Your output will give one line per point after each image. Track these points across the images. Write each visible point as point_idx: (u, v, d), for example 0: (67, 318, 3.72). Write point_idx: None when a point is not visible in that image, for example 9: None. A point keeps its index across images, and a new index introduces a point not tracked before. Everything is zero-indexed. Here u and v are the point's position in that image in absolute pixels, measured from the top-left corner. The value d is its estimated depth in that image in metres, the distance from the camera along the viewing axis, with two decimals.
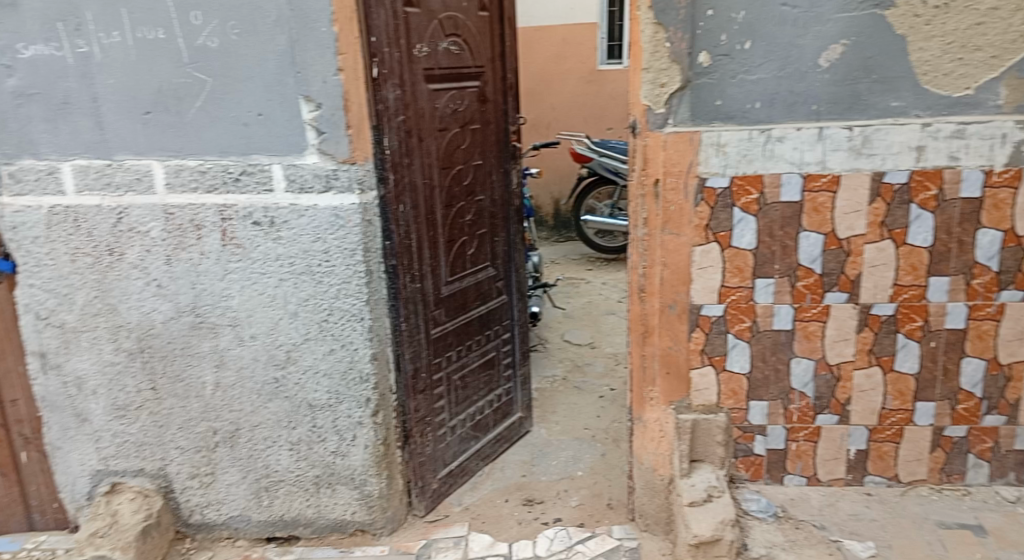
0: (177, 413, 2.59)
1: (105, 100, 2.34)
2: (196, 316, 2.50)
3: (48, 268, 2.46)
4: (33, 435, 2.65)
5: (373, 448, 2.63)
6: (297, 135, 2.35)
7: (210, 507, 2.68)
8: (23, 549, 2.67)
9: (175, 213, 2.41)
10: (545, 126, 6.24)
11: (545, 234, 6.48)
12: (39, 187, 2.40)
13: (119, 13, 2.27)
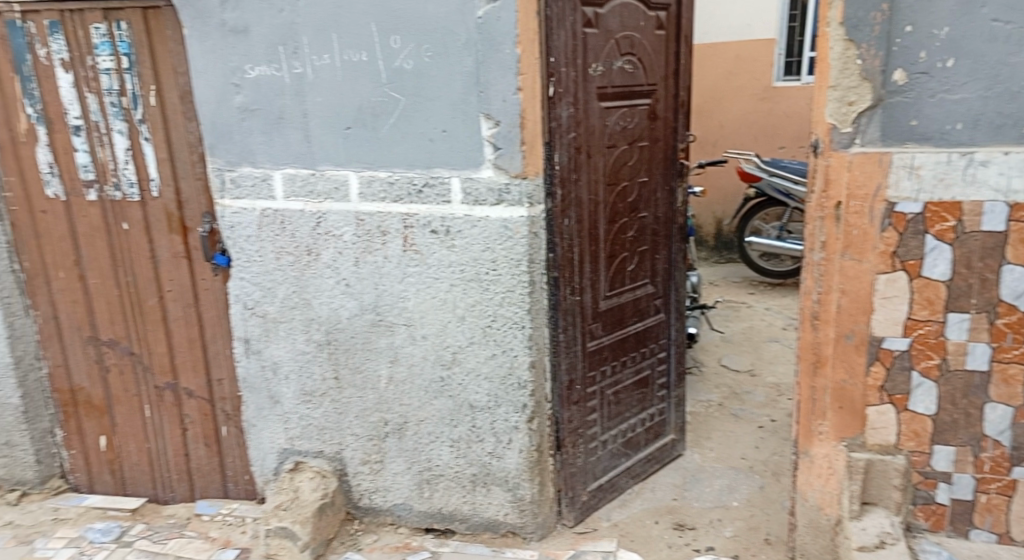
0: (354, 402, 2.78)
1: (313, 116, 2.58)
2: (376, 314, 2.68)
3: (256, 264, 2.73)
4: (233, 412, 2.95)
5: (528, 453, 2.69)
6: (476, 150, 2.47)
7: (378, 493, 2.86)
8: (219, 514, 2.96)
9: (365, 219, 2.61)
10: (714, 144, 6.09)
11: (704, 254, 6.31)
12: (254, 192, 2.68)
13: (330, 38, 2.49)
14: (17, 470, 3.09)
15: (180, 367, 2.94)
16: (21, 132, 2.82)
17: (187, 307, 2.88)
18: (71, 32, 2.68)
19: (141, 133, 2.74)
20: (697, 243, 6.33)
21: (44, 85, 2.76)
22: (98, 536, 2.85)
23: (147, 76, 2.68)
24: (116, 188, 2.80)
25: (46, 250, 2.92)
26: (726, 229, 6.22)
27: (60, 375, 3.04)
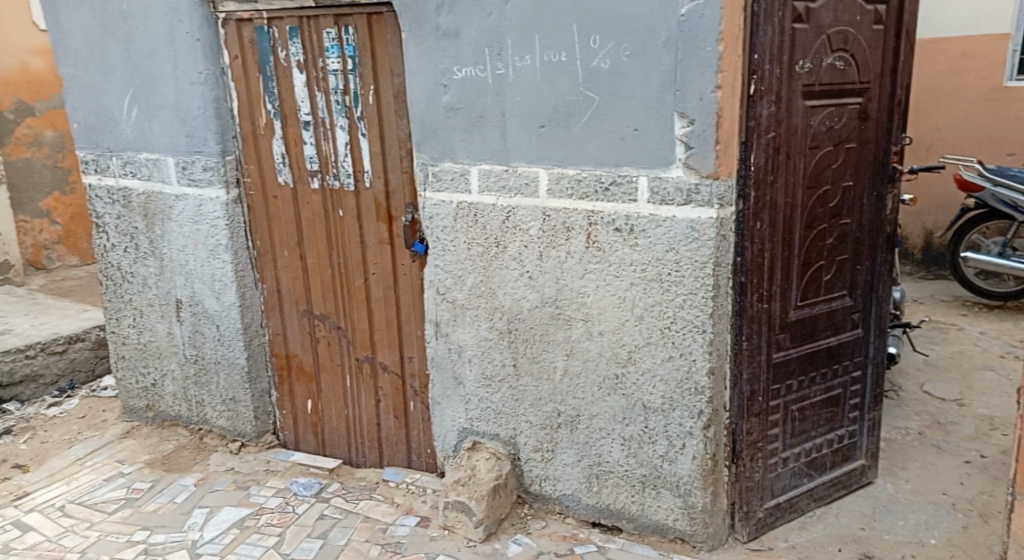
0: (531, 391, 2.88)
1: (511, 115, 2.69)
2: (556, 307, 2.75)
3: (450, 253, 2.90)
4: (420, 389, 3.15)
5: (701, 460, 2.65)
6: (668, 150, 2.46)
7: (548, 481, 2.94)
8: (403, 482, 3.18)
9: (552, 215, 2.68)
10: (928, 148, 5.57)
11: (909, 268, 5.81)
12: (453, 186, 2.84)
13: (533, 39, 2.58)
14: (238, 423, 3.49)
15: (377, 343, 3.19)
16: (261, 126, 3.18)
17: (387, 290, 3.11)
18: (306, 36, 2.99)
19: (358, 128, 3.00)
20: (902, 256, 5.83)
21: (281, 83, 3.09)
22: (301, 490, 3.16)
23: (368, 76, 2.93)
24: (334, 178, 3.09)
25: (273, 230, 3.28)
26: (936, 242, 5.66)
27: (278, 342, 3.41)
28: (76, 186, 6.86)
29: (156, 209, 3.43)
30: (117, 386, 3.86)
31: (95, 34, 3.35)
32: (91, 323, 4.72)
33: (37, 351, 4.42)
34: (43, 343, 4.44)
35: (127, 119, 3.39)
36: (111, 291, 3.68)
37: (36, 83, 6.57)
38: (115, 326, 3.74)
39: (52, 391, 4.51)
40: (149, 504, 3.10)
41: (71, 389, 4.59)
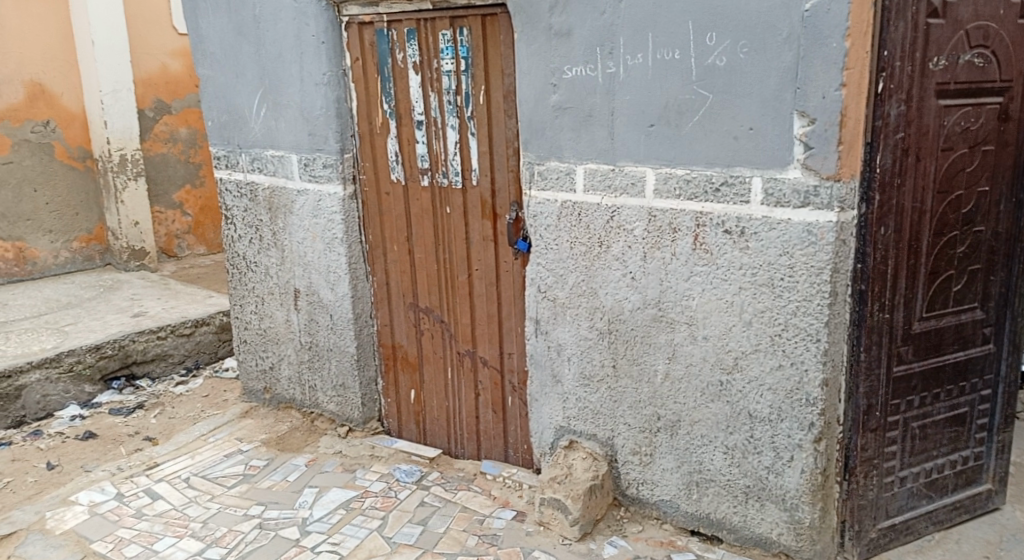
0: (630, 393, 2.85)
1: (621, 113, 2.67)
2: (659, 309, 2.72)
3: (552, 252, 2.91)
4: (519, 385, 3.19)
5: (810, 475, 2.54)
6: (785, 149, 2.37)
7: (646, 485, 2.91)
8: (500, 476, 3.22)
9: (658, 215, 2.65)
10: None
11: None
12: (559, 185, 2.86)
13: (646, 37, 2.56)
14: (347, 409, 3.64)
15: (479, 338, 3.25)
16: (377, 125, 3.31)
17: (490, 286, 3.16)
18: (423, 38, 3.08)
19: (469, 128, 3.06)
20: None
21: (398, 83, 3.20)
22: (403, 477, 3.27)
23: (480, 76, 2.98)
24: (444, 175, 3.17)
25: (385, 226, 3.40)
26: None
27: (385, 333, 3.53)
28: (205, 180, 7.43)
29: (278, 203, 3.62)
30: (239, 368, 4.11)
31: (230, 38, 3.58)
32: (215, 309, 5.18)
33: (167, 333, 4.89)
34: (173, 326, 4.90)
35: (256, 118, 3.60)
36: (237, 279, 3.93)
37: (173, 83, 7.06)
38: (239, 312, 3.98)
39: (179, 370, 4.94)
40: (264, 480, 3.29)
41: (197, 368, 5.02)
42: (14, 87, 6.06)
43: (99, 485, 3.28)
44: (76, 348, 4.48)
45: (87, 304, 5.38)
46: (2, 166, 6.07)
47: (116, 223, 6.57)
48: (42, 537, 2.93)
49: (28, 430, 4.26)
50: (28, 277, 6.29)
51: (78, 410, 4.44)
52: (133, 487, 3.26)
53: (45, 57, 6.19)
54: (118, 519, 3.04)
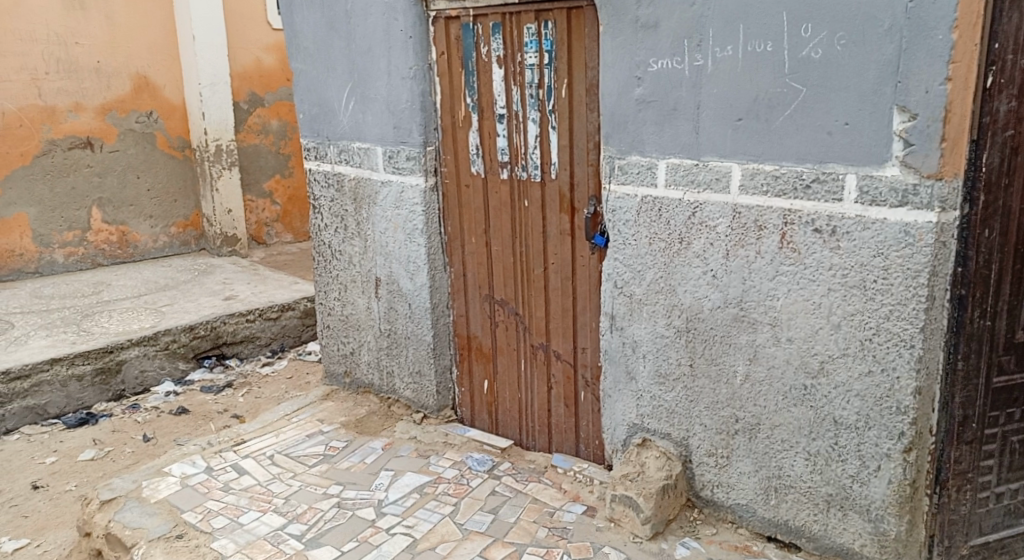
0: (707, 393, 2.81)
1: (706, 107, 2.62)
2: (740, 309, 2.66)
3: (630, 247, 2.89)
4: (592, 380, 3.18)
5: (898, 485, 2.45)
6: (882, 146, 2.28)
7: (721, 487, 2.86)
8: (571, 470, 3.23)
9: (743, 212, 2.59)
10: None
11: None
12: (639, 179, 2.83)
13: (737, 29, 2.50)
14: (422, 396, 3.72)
15: (553, 332, 3.26)
16: (460, 118, 3.35)
17: (566, 280, 3.17)
18: (507, 32, 3.10)
19: (550, 122, 3.07)
20: None
21: (481, 77, 3.24)
22: (475, 465, 3.32)
23: (563, 69, 2.98)
24: (523, 169, 3.19)
25: (464, 218, 3.45)
26: None
27: (461, 323, 3.58)
28: (294, 171, 7.71)
29: (363, 193, 3.72)
30: (321, 352, 4.25)
31: (322, 32, 3.70)
32: (301, 295, 5.38)
33: (256, 316, 5.10)
34: (261, 309, 5.11)
35: (344, 110, 3.71)
36: (322, 266, 4.06)
37: (266, 77, 7.33)
38: (323, 298, 4.12)
39: (265, 352, 5.16)
40: (343, 461, 3.40)
41: (282, 351, 5.23)
42: (122, 80, 6.42)
43: (190, 458, 3.45)
44: (172, 328, 4.72)
45: (183, 287, 5.66)
46: (109, 154, 6.44)
47: (210, 210, 6.90)
48: (138, 504, 3.11)
49: (127, 403, 4.52)
50: (129, 259, 6.67)
51: (172, 386, 4.69)
52: (222, 461, 3.42)
53: (150, 51, 6.54)
54: (207, 491, 3.19)
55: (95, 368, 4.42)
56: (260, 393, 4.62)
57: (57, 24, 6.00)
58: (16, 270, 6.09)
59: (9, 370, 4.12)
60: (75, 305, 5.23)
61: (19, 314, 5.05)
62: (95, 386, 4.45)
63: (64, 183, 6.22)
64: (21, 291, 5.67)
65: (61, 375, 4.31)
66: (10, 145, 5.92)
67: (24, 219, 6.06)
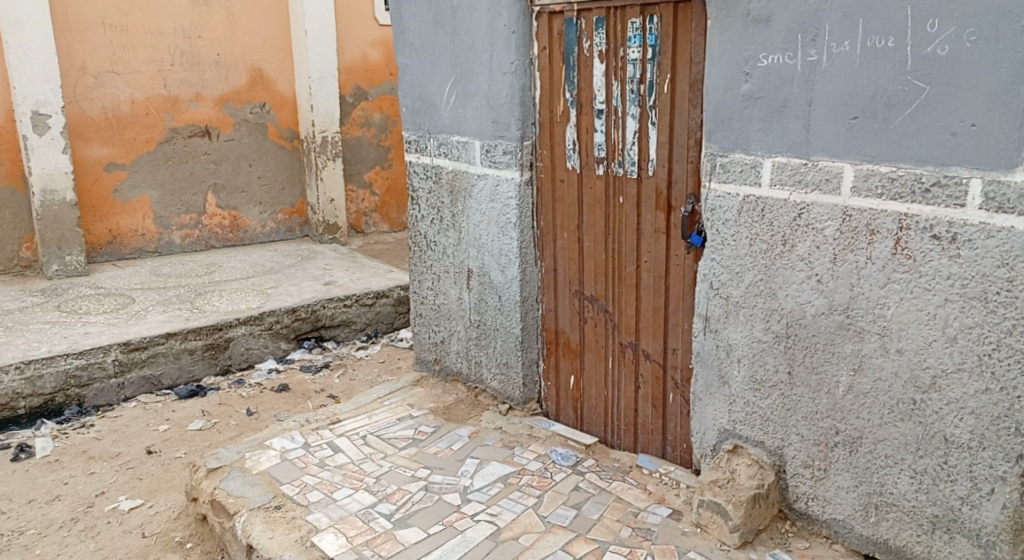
0: (806, 403, 2.70)
1: (819, 104, 2.51)
2: (846, 316, 2.54)
3: (729, 247, 2.81)
4: (682, 382, 3.12)
5: (1013, 511, 2.29)
6: (1012, 150, 2.13)
7: (817, 501, 2.76)
8: (657, 472, 3.19)
9: (854, 215, 2.46)
10: None
11: None
12: (742, 178, 2.74)
13: (855, 24, 2.38)
14: (509, 388, 3.75)
15: (643, 331, 3.22)
16: (558, 113, 3.35)
17: (658, 279, 3.12)
18: (611, 26, 3.07)
19: (650, 117, 3.02)
20: None
21: (582, 72, 3.22)
22: (560, 459, 3.33)
23: (666, 64, 2.93)
24: (619, 165, 3.16)
25: (557, 212, 3.45)
26: None
27: (549, 318, 3.59)
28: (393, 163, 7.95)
29: (460, 186, 3.78)
30: (413, 339, 4.35)
31: (428, 27, 3.76)
32: (394, 283, 5.56)
33: (353, 302, 5.30)
34: (358, 296, 5.31)
35: (445, 104, 3.77)
36: (417, 256, 4.15)
37: (371, 71, 7.58)
38: (417, 287, 4.20)
39: (360, 337, 5.36)
40: (431, 446, 3.48)
41: (376, 336, 5.43)
42: (239, 72, 6.76)
43: (290, 433, 3.61)
44: (276, 309, 4.96)
45: (287, 271, 5.92)
46: (225, 143, 6.80)
47: (314, 199, 7.19)
48: (241, 474, 3.28)
49: (233, 378, 4.78)
50: (239, 242, 7.03)
51: (274, 364, 4.93)
52: (318, 438, 3.56)
53: (265, 45, 6.86)
54: (304, 466, 3.34)
55: (205, 343, 4.70)
56: (354, 376, 4.79)
57: (183, 18, 6.37)
58: (138, 249, 6.52)
59: (130, 342, 4.43)
60: (190, 284, 5.56)
61: (139, 291, 5.41)
62: (205, 360, 4.72)
63: (184, 169, 6.61)
64: (141, 269, 6.08)
65: (175, 348, 4.60)
66: (137, 132, 6.32)
67: (146, 201, 6.47)
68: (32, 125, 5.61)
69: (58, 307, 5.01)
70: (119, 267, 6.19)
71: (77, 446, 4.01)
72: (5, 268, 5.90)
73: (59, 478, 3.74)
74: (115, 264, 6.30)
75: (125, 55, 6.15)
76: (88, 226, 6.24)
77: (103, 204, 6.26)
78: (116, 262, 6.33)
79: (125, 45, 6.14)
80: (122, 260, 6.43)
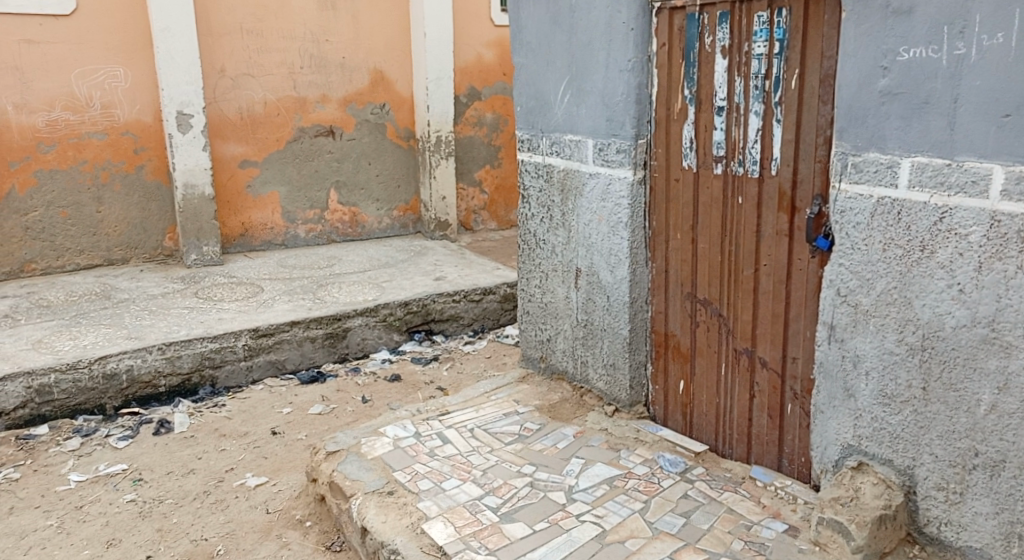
0: (941, 421, 2.52)
1: (965, 101, 2.33)
2: (991, 330, 2.35)
3: (859, 252, 2.65)
4: (801, 393, 2.98)
5: None
6: None
7: (950, 526, 2.57)
8: (771, 485, 3.06)
9: (1004, 221, 2.27)
10: None
11: None
12: (876, 178, 2.57)
13: (1012, 14, 2.20)
14: (615, 389, 3.71)
15: (760, 337, 3.09)
16: (675, 110, 3.28)
17: (778, 283, 2.99)
18: (736, 20, 2.97)
19: (775, 114, 2.89)
20: None
21: (702, 68, 3.13)
22: (667, 465, 3.26)
23: (795, 59, 2.80)
24: (740, 164, 3.05)
25: (671, 212, 3.38)
26: None
27: (659, 320, 3.53)
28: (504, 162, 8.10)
29: (571, 185, 3.77)
30: (519, 336, 4.37)
31: (545, 27, 3.77)
32: (500, 280, 5.69)
33: (460, 298, 5.47)
34: (466, 291, 5.48)
35: (560, 103, 3.77)
36: (525, 254, 4.16)
37: (485, 71, 7.72)
38: (524, 284, 4.22)
39: (467, 332, 5.52)
40: (537, 443, 3.49)
41: (481, 332, 5.58)
42: (362, 74, 7.05)
43: (402, 422, 3.72)
44: (390, 302, 5.17)
45: (401, 266, 6.12)
46: (347, 142, 7.10)
47: (428, 197, 7.42)
48: (357, 459, 3.41)
49: (349, 366, 5.01)
50: (358, 237, 7.33)
51: (387, 355, 5.13)
52: (428, 428, 3.66)
53: (385, 47, 7.12)
54: (415, 454, 3.44)
55: (326, 332, 4.95)
56: (461, 369, 4.95)
57: (312, 23, 6.71)
58: (266, 241, 6.90)
59: (258, 328, 4.72)
60: (312, 276, 5.85)
61: (267, 281, 5.74)
62: (324, 347, 4.97)
63: (310, 166, 6.96)
64: (270, 260, 6.46)
65: (298, 335, 4.86)
66: (268, 132, 6.71)
67: (276, 197, 6.86)
68: (176, 124, 6.07)
69: (196, 294, 5.40)
70: (250, 258, 6.59)
71: (210, 424, 4.31)
72: (151, 256, 6.42)
73: (194, 453, 4.03)
74: (247, 255, 6.70)
75: (260, 58, 6.54)
76: (224, 219, 6.65)
77: (237, 199, 6.67)
78: (248, 253, 6.74)
79: (259, 49, 6.53)
80: (253, 251, 6.83)
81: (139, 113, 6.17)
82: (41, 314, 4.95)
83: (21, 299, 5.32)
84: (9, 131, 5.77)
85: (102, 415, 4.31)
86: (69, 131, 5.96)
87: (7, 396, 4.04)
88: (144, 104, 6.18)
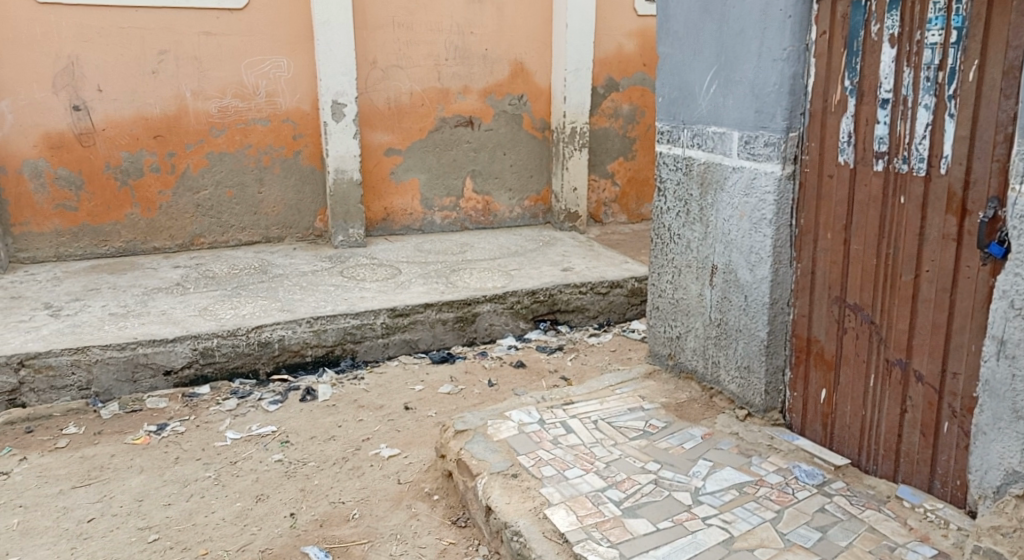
0: None
1: None
2: None
3: None
4: (961, 412, 2.72)
5: None
6: None
7: None
8: (921, 507, 2.83)
9: None
10: None
11: None
12: None
13: None
14: (748, 392, 3.57)
15: (916, 349, 2.85)
16: (833, 103, 3.08)
17: (941, 292, 2.73)
18: (907, 6, 2.72)
19: (947, 109, 2.63)
20: None
21: (866, 59, 2.91)
22: (803, 476, 3.10)
23: (974, 49, 2.53)
24: (903, 161, 2.80)
25: (821, 211, 3.19)
26: None
27: (802, 324, 3.35)
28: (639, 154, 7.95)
29: (712, 178, 3.63)
30: (648, 331, 4.28)
31: (694, 14, 3.63)
32: (629, 274, 5.63)
33: (588, 289, 5.46)
34: (594, 283, 5.46)
35: (704, 94, 3.63)
36: (658, 248, 4.06)
37: (626, 62, 7.59)
38: (655, 279, 4.12)
39: (592, 324, 5.51)
40: (662, 441, 3.42)
41: (607, 325, 5.55)
42: (502, 66, 7.14)
43: (527, 408, 3.76)
44: (519, 290, 5.24)
45: (530, 255, 6.18)
46: (485, 132, 7.22)
47: (558, 187, 7.43)
48: (484, 440, 3.49)
49: (477, 349, 5.14)
50: (490, 226, 7.45)
51: (514, 341, 5.21)
52: (553, 416, 3.68)
53: (527, 39, 7.16)
54: (539, 441, 3.47)
55: (457, 315, 5.10)
56: (585, 361, 4.96)
57: (458, 16, 6.84)
58: (406, 226, 7.17)
59: (396, 308, 4.93)
60: (446, 261, 6.03)
61: (406, 263, 5.98)
62: (455, 330, 5.12)
63: (448, 156, 7.14)
64: (408, 244, 6.72)
65: (431, 317, 5.04)
66: (412, 122, 6.94)
67: (416, 184, 7.10)
68: (331, 113, 6.41)
69: (341, 272, 5.71)
70: (390, 242, 6.88)
71: (351, 395, 4.56)
72: (303, 236, 6.87)
73: (335, 421, 4.28)
74: (388, 238, 6.99)
75: (408, 50, 6.76)
76: (369, 204, 6.96)
77: (381, 185, 6.96)
78: (388, 237, 7.02)
79: (409, 41, 6.74)
80: (393, 235, 7.11)
81: (299, 102, 6.58)
82: (206, 284, 5.43)
83: (190, 270, 5.85)
84: (185, 115, 6.31)
85: (256, 379, 4.68)
86: (237, 117, 6.44)
87: (177, 355, 4.47)
88: (303, 93, 6.58)
